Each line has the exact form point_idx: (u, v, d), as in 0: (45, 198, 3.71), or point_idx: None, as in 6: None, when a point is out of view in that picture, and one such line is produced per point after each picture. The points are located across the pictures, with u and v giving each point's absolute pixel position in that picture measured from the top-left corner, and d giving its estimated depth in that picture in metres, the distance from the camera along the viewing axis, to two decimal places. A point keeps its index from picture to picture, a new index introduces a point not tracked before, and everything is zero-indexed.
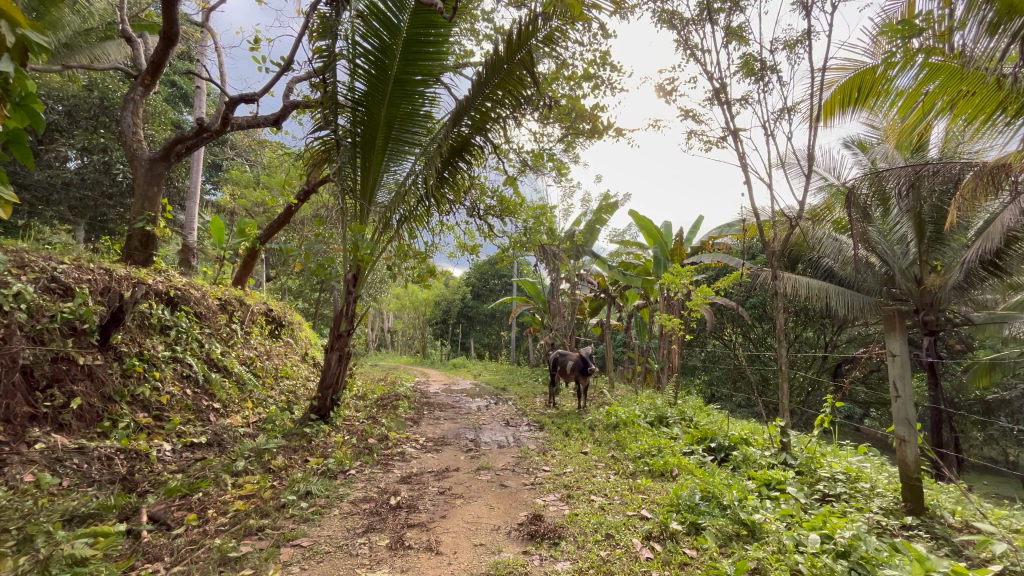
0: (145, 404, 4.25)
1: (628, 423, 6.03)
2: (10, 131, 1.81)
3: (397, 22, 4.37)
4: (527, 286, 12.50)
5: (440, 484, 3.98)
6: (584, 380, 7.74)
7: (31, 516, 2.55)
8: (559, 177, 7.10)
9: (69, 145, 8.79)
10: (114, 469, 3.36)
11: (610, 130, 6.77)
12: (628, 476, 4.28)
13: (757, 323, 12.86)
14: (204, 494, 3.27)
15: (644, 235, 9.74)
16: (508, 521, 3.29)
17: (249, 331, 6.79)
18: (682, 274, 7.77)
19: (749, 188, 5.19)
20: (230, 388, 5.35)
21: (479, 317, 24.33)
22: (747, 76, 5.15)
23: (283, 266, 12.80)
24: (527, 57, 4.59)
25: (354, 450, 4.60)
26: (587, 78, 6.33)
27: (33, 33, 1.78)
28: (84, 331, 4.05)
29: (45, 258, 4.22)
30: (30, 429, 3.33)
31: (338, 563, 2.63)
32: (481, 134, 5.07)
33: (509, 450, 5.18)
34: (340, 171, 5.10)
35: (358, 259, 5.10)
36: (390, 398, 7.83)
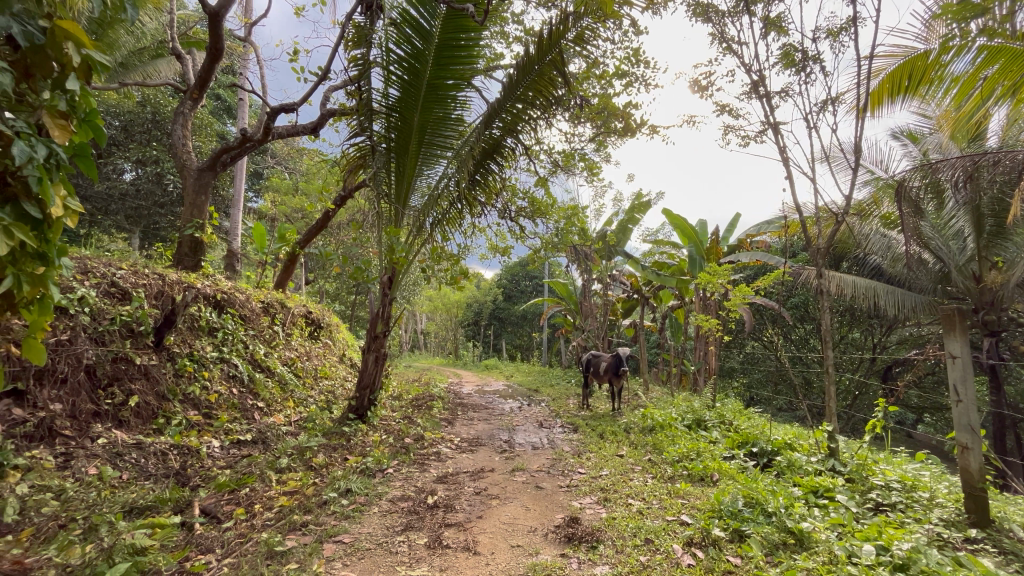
0: (196, 403, 4.45)
1: (665, 426, 5.90)
2: (76, 146, 1.95)
3: (429, 27, 4.43)
4: (558, 287, 12.44)
5: (477, 484, 4.00)
6: (618, 382, 7.61)
7: (95, 507, 2.73)
8: (590, 177, 7.05)
9: (126, 158, 9.35)
10: (168, 464, 3.56)
11: (643, 128, 6.68)
12: (666, 480, 4.18)
13: (799, 323, 12.38)
14: (250, 489, 3.39)
15: (678, 234, 9.54)
16: (545, 523, 3.27)
17: (290, 332, 7.04)
18: (720, 274, 7.57)
19: (791, 183, 5.00)
20: (273, 388, 5.55)
21: (511, 318, 24.41)
22: (788, 67, 4.98)
23: (321, 269, 13.22)
24: (558, 58, 4.57)
25: (391, 450, 4.68)
26: (620, 76, 6.26)
27: (97, 53, 1.89)
28: (141, 333, 4.29)
29: (105, 264, 4.49)
30: (93, 424, 3.55)
31: (378, 560, 2.68)
32: (513, 136, 5.09)
33: (543, 452, 5.16)
34: (375, 176, 5.23)
35: (394, 262, 5.20)
36: (424, 398, 7.94)
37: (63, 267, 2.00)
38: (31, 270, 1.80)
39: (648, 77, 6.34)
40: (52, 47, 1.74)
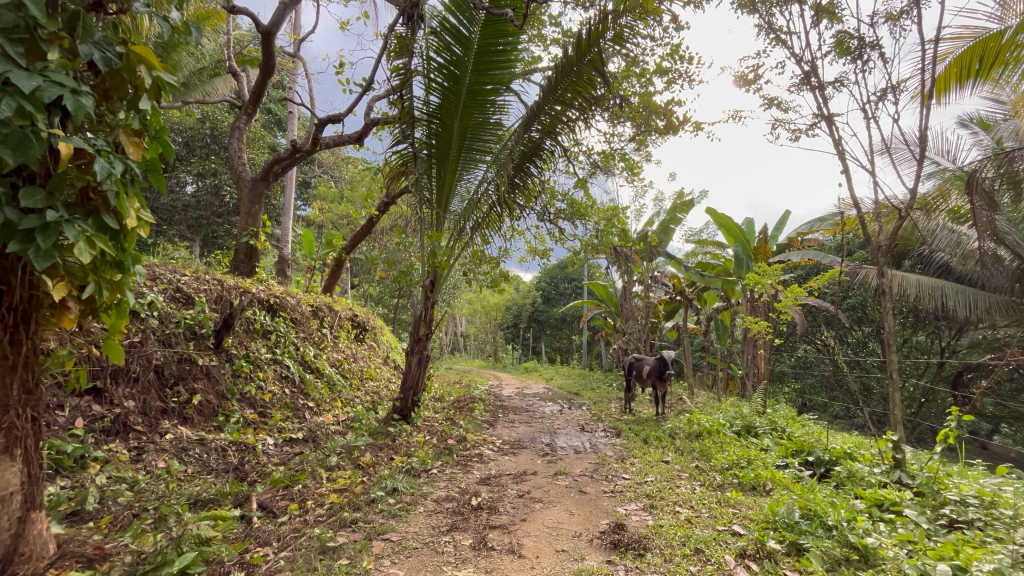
0: (252, 402, 4.69)
1: (713, 432, 5.69)
2: (148, 161, 2.12)
3: (468, 34, 4.49)
4: (598, 290, 12.25)
5: (519, 487, 4.00)
6: (662, 386, 7.41)
7: (164, 498, 2.93)
8: (630, 177, 6.94)
9: (188, 171, 9.98)
10: (228, 460, 3.76)
11: (686, 125, 6.51)
12: (715, 489, 4.03)
13: (856, 326, 11.69)
14: (303, 486, 3.53)
15: (723, 234, 9.21)
16: (590, 528, 3.23)
17: (337, 335, 7.31)
18: (770, 274, 7.25)
19: (847, 178, 4.73)
20: (322, 389, 5.77)
21: (550, 322, 24.01)
22: (842, 55, 4.72)
23: (366, 275, 13.64)
24: (597, 58, 4.54)
25: (435, 450, 4.77)
26: (661, 73, 6.14)
27: (166, 74, 2.04)
28: (203, 335, 4.55)
29: (171, 271, 4.80)
30: (162, 420, 3.81)
31: (425, 559, 2.72)
32: (552, 138, 5.08)
33: (586, 456, 5.09)
34: (417, 182, 5.34)
35: (436, 266, 5.28)
36: (466, 400, 8.04)
37: (137, 274, 2.16)
38: (110, 277, 1.96)
39: (690, 73, 6.17)
40: (127, 70, 1.89)
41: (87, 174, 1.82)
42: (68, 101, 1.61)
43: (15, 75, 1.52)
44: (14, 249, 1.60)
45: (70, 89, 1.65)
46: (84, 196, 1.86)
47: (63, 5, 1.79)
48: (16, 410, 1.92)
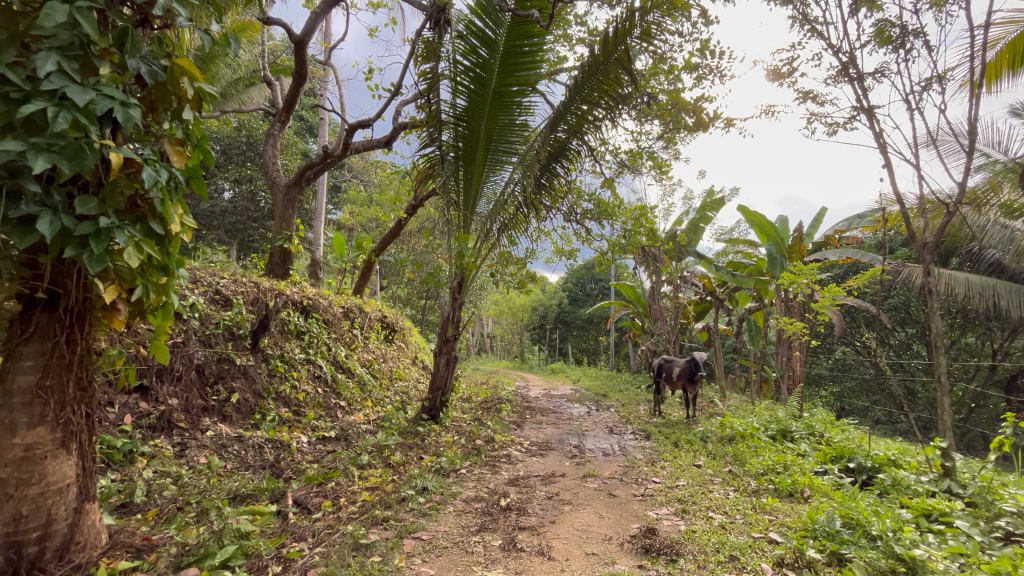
0: (287, 400, 4.83)
1: (747, 436, 5.53)
2: (191, 168, 2.22)
3: (494, 36, 4.52)
4: (626, 290, 12.06)
5: (548, 489, 3.98)
6: (693, 388, 7.24)
7: (206, 492, 3.06)
8: (659, 176, 6.83)
9: (226, 178, 10.37)
10: (265, 457, 3.89)
11: (717, 121, 6.36)
12: (750, 494, 3.92)
13: (899, 327, 11.18)
14: (336, 483, 3.60)
15: (755, 232, 8.94)
16: (620, 532, 3.19)
17: (367, 336, 7.45)
18: (806, 273, 7.00)
19: (889, 172, 4.53)
20: (353, 388, 5.89)
21: (576, 322, 23.11)
22: (882, 45, 4.53)
23: (395, 277, 13.88)
24: (624, 57, 4.49)
25: (464, 450, 4.81)
26: (690, 70, 6.01)
27: (207, 85, 2.13)
28: (241, 335, 4.72)
29: (211, 274, 5.00)
30: (203, 417, 3.96)
31: (455, 558, 2.74)
32: (578, 138, 5.04)
33: (615, 459, 5.02)
34: (444, 185, 5.40)
35: (463, 267, 5.33)
36: (493, 401, 8.04)
37: (180, 277, 2.26)
38: (156, 279, 2.06)
39: (721, 68, 6.02)
40: (171, 82, 1.98)
41: (135, 182, 1.91)
42: (117, 113, 1.69)
43: (71, 89, 1.61)
44: (70, 254, 1.70)
45: (120, 102, 1.73)
46: (133, 202, 1.95)
47: (113, 22, 1.89)
48: (73, 406, 2.03)
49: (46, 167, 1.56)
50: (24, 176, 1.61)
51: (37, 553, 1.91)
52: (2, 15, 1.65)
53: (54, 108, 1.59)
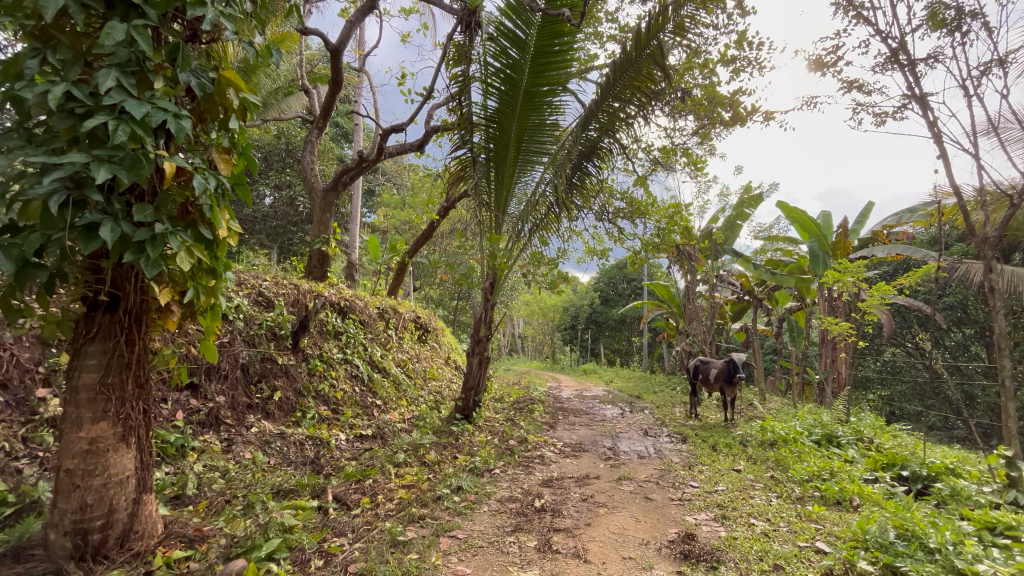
0: (326, 399, 4.98)
1: (790, 441, 5.32)
2: (236, 175, 2.32)
3: (525, 37, 4.53)
4: (659, 290, 11.80)
5: (582, 491, 3.95)
6: (732, 390, 7.02)
7: (251, 487, 3.19)
8: (694, 172, 6.66)
9: (267, 184, 10.78)
10: (305, 453, 4.02)
11: (755, 115, 6.15)
12: (794, 501, 3.77)
13: (956, 327, 10.53)
14: (373, 480, 3.67)
15: (796, 229, 8.60)
16: (658, 536, 3.13)
17: (401, 336, 7.59)
18: (852, 271, 6.69)
19: (944, 162, 4.27)
20: (389, 388, 6.01)
21: (608, 323, 22.68)
22: (935, 29, 4.29)
23: (427, 278, 14.09)
24: (657, 51, 4.42)
25: (497, 450, 4.83)
26: (726, 63, 5.85)
27: (251, 95, 2.23)
28: (282, 336, 4.89)
29: (254, 277, 5.19)
30: (248, 414, 4.13)
31: (491, 558, 2.75)
32: (610, 136, 4.99)
33: (650, 462, 4.93)
34: (476, 186, 5.43)
35: (495, 267, 5.34)
36: (525, 401, 8.04)
37: (228, 280, 2.37)
38: (205, 282, 2.17)
39: (759, 59, 5.83)
40: (218, 94, 2.08)
41: (186, 190, 2.02)
42: (170, 124, 1.78)
43: (128, 103, 1.70)
44: (129, 259, 1.80)
45: (172, 114, 1.82)
46: (184, 210, 2.06)
47: (166, 39, 2.00)
48: (132, 403, 2.15)
49: (107, 177, 1.66)
50: (88, 186, 1.72)
51: (101, 541, 2.05)
52: (67, 37, 1.77)
53: (114, 122, 1.69)
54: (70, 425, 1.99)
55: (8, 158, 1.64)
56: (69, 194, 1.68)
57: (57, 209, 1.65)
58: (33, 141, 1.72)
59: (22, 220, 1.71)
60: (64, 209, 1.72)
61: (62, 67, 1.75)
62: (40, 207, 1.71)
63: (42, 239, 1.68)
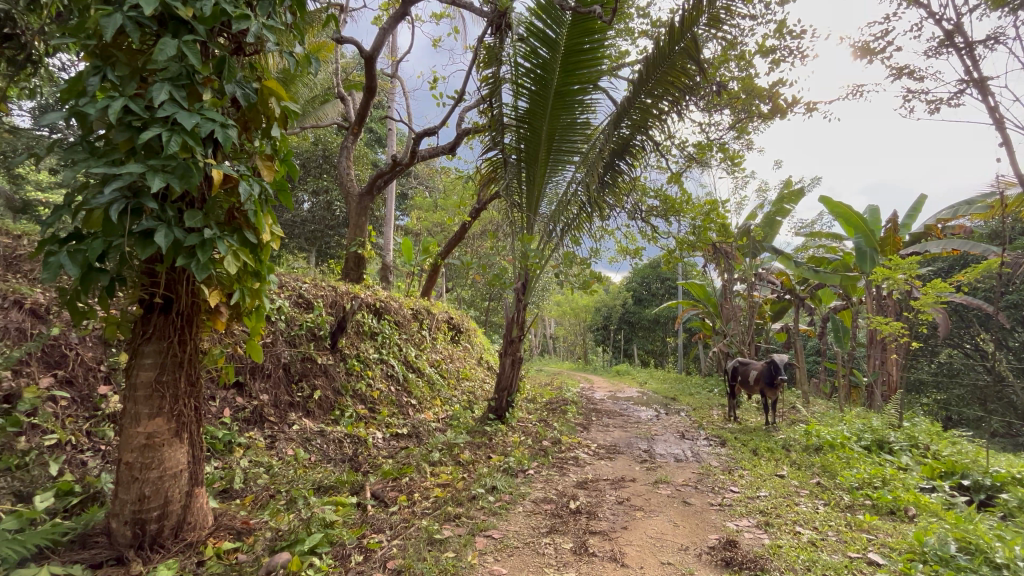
0: (362, 398, 5.10)
1: (837, 446, 5.08)
2: (279, 181, 2.42)
3: (555, 36, 4.52)
4: (695, 289, 11.50)
5: (618, 493, 3.89)
6: (773, 393, 6.77)
7: (293, 482, 3.30)
8: (731, 168, 6.47)
9: (305, 190, 11.15)
10: (344, 450, 4.13)
11: (796, 107, 5.92)
12: (843, 510, 3.60)
13: (1020, 327, 9.83)
14: (409, 478, 3.73)
15: (841, 224, 8.21)
16: (697, 542, 3.05)
17: (434, 337, 7.71)
18: (904, 267, 6.32)
19: (1008, 149, 4.00)
20: (423, 387, 6.12)
21: (641, 323, 22.28)
22: (995, 9, 4.02)
23: (459, 279, 14.24)
24: (691, 45, 4.34)
25: (531, 451, 4.82)
26: (764, 53, 5.66)
27: (291, 103, 2.32)
28: (321, 337, 5.04)
29: (295, 279, 5.37)
30: (290, 412, 4.27)
31: (527, 559, 2.75)
32: (643, 133, 4.91)
33: (688, 465, 4.81)
34: (507, 188, 5.38)
35: (527, 267, 5.32)
36: (558, 402, 8.00)
37: (271, 282, 2.46)
38: (250, 285, 2.26)
39: (801, 49, 5.62)
40: (261, 103, 2.17)
41: (232, 197, 2.10)
42: (218, 133, 1.86)
43: (180, 115, 1.79)
44: (181, 263, 1.89)
45: (219, 124, 1.90)
46: (231, 215, 2.14)
47: (213, 53, 2.10)
48: (184, 400, 2.26)
49: (161, 186, 1.76)
50: (144, 195, 1.83)
51: (158, 530, 2.16)
52: (125, 55, 1.88)
53: (167, 133, 1.78)
54: (129, 420, 2.11)
55: (73, 170, 1.75)
56: (127, 203, 1.79)
57: (116, 217, 1.75)
58: (95, 153, 1.84)
59: (86, 227, 1.83)
60: (123, 217, 1.82)
61: (120, 83, 1.86)
62: (102, 215, 1.82)
63: (104, 245, 1.79)
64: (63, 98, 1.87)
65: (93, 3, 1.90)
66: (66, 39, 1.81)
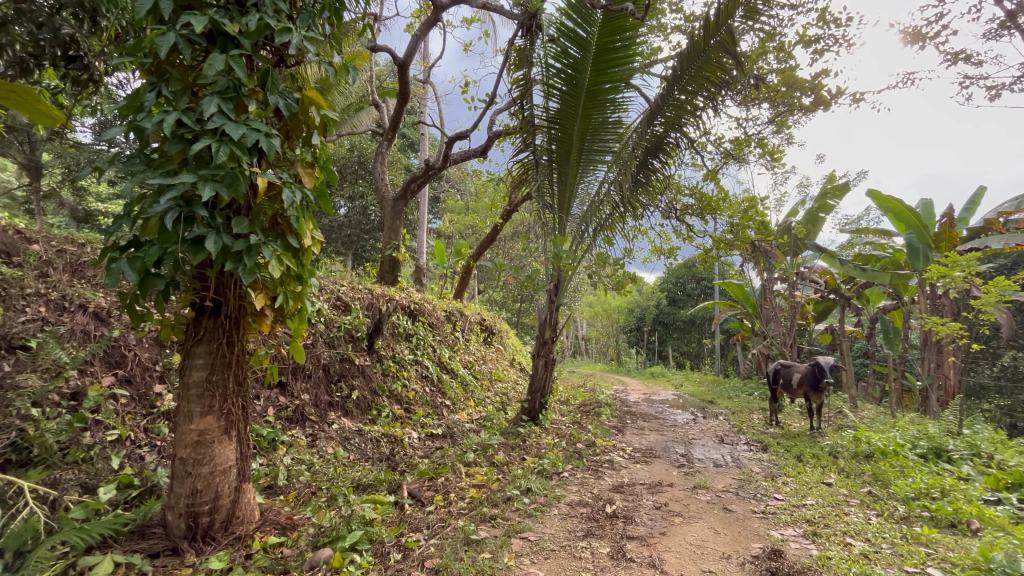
0: (399, 398, 5.20)
1: (889, 454, 4.81)
2: (319, 187, 2.50)
3: (586, 35, 4.49)
4: (732, 289, 11.15)
5: (655, 498, 3.81)
6: (819, 397, 6.48)
7: (334, 479, 3.39)
8: (770, 164, 6.25)
9: (342, 195, 11.47)
10: (381, 449, 4.22)
11: (841, 98, 5.66)
12: (898, 521, 3.40)
13: None
14: (445, 479, 3.76)
15: (891, 220, 7.80)
16: (740, 550, 2.95)
17: (468, 338, 7.79)
18: (962, 264, 5.94)
19: None
20: (457, 388, 6.19)
21: (676, 325, 21.81)
22: None
23: (491, 281, 14.32)
24: (727, 39, 4.24)
25: (566, 453, 4.78)
26: (806, 44, 5.44)
27: (331, 112, 2.40)
28: (358, 338, 5.16)
29: (333, 282, 5.52)
30: (329, 412, 4.39)
31: (564, 562, 2.73)
32: (677, 130, 4.81)
33: (728, 471, 4.67)
34: (539, 189, 5.38)
35: (560, 268, 5.29)
36: (592, 404, 7.92)
37: (313, 285, 2.54)
38: (293, 288, 2.35)
39: (846, 37, 5.38)
40: (302, 112, 2.25)
41: (276, 204, 2.18)
42: (263, 143, 1.94)
43: (228, 126, 1.88)
44: (229, 268, 1.98)
45: (264, 133, 1.98)
46: (275, 221, 2.23)
47: (258, 65, 2.19)
48: (233, 399, 2.36)
49: (211, 194, 1.84)
50: (195, 203, 1.92)
51: (209, 523, 2.27)
52: (178, 71, 1.98)
53: (216, 144, 1.88)
54: (183, 418, 2.23)
55: (132, 182, 1.86)
56: (180, 211, 1.88)
57: (171, 225, 1.85)
58: (151, 165, 1.95)
59: (144, 235, 1.94)
60: (177, 224, 1.92)
61: (173, 98, 1.96)
62: (158, 223, 1.92)
63: (160, 251, 1.89)
64: (122, 114, 1.99)
65: (149, 23, 2.01)
66: (126, 58, 1.93)
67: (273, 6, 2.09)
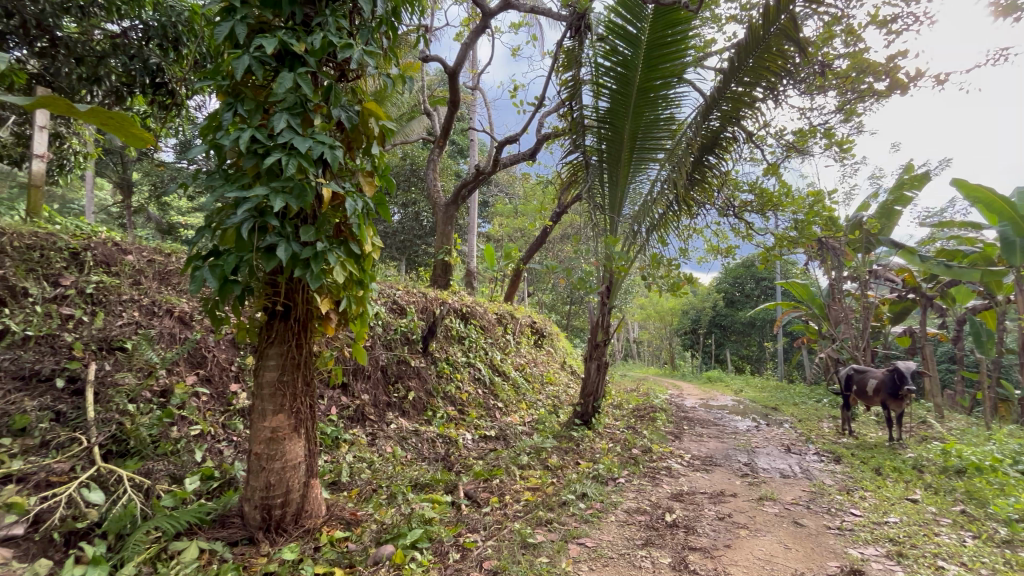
0: (453, 399, 5.30)
1: (986, 470, 4.34)
2: (377, 195, 2.59)
3: (637, 31, 4.40)
4: (797, 289, 10.50)
5: (718, 509, 3.65)
6: (899, 405, 5.96)
7: (393, 478, 3.49)
8: (838, 154, 5.85)
9: (396, 203, 11.87)
10: (437, 450, 4.31)
11: (921, 80, 5.20)
12: (999, 546, 3.06)
13: None
14: (500, 480, 3.78)
15: (981, 211, 7.07)
16: (814, 568, 2.77)
17: (518, 341, 7.81)
18: None
19: None
20: (509, 391, 6.22)
21: (735, 327, 20.83)
22: None
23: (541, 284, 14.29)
24: (789, 25, 4.03)
25: (621, 458, 4.69)
26: (880, 24, 5.05)
27: (388, 122, 2.47)
28: (414, 340, 5.32)
29: (389, 286, 5.72)
30: (387, 412, 4.54)
31: (623, 570, 2.67)
32: (735, 124, 4.60)
33: (796, 482, 4.40)
34: (589, 190, 5.30)
35: (613, 270, 5.18)
36: (646, 409, 7.71)
37: (372, 290, 2.64)
38: (355, 292, 2.45)
39: (926, 14, 4.94)
40: (362, 124, 2.34)
41: (339, 212, 2.29)
42: (327, 154, 2.04)
43: (296, 141, 2.00)
44: (298, 274, 2.09)
45: (328, 145, 2.08)
46: (338, 229, 2.34)
47: (321, 81, 2.30)
48: (301, 398, 2.49)
49: (282, 205, 1.96)
50: (268, 213, 2.05)
51: (281, 516, 2.40)
52: (251, 91, 2.12)
53: (286, 157, 2.00)
54: (257, 416, 2.37)
55: (213, 195, 2.01)
56: (254, 222, 2.02)
57: (247, 234, 1.99)
58: (229, 179, 2.09)
59: (223, 244, 2.09)
60: (252, 234, 2.05)
61: (248, 116, 2.10)
62: (235, 233, 2.06)
63: (237, 259, 2.03)
64: (203, 134, 2.16)
65: (226, 48, 2.17)
66: (207, 82, 2.09)
67: (335, 24, 2.19)
